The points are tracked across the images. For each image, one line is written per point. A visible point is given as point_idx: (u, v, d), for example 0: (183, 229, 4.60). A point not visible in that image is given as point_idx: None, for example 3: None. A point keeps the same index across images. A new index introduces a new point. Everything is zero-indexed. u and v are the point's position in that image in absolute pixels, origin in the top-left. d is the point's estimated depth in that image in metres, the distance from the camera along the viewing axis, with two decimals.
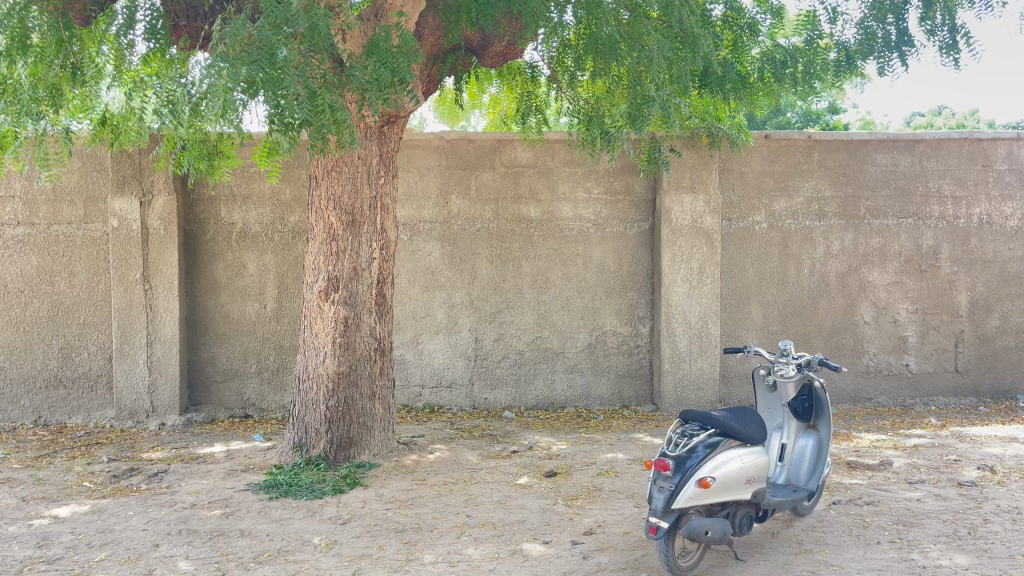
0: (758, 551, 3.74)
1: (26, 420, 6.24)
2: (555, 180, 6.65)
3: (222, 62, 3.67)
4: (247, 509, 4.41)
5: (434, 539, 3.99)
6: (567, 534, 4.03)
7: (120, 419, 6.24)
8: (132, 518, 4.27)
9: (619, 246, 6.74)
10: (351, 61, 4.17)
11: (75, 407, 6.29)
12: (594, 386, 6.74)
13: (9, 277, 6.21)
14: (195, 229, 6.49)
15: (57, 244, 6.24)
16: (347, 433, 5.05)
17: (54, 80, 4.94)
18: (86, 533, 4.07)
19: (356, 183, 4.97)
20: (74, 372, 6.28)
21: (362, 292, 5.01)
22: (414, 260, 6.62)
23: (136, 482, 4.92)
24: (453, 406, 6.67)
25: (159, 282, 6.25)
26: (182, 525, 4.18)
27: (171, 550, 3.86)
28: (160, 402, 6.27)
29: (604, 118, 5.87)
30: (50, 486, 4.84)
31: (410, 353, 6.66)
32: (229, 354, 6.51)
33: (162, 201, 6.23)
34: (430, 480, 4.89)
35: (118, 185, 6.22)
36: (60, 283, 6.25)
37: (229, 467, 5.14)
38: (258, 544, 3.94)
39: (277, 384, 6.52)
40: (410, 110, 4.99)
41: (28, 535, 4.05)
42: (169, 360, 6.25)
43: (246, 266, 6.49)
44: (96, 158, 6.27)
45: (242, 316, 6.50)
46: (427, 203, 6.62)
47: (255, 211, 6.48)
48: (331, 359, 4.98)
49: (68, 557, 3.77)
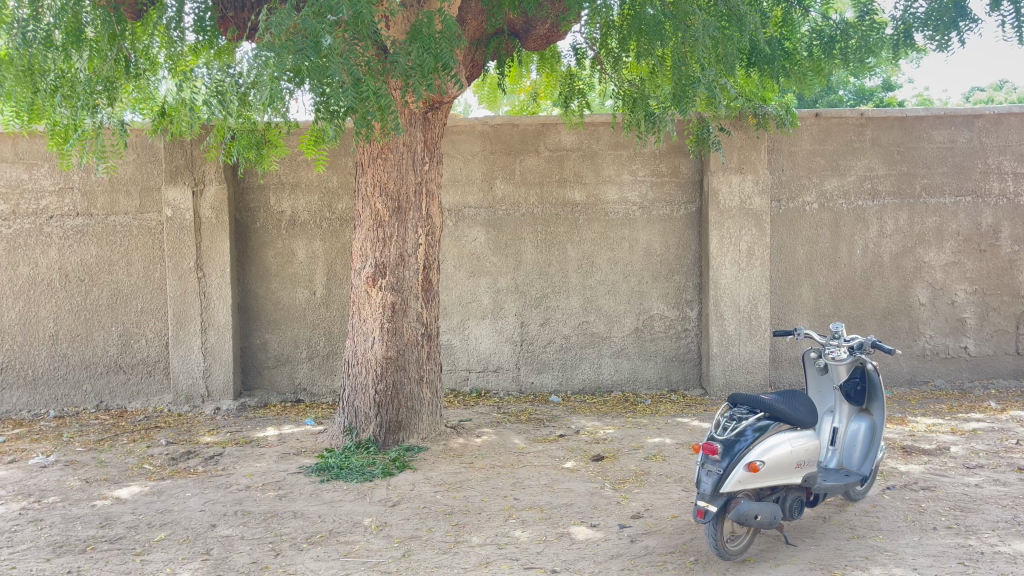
0: (809, 536, 3.69)
1: (88, 405, 6.44)
2: (600, 163, 6.61)
3: (269, 52, 3.75)
4: (300, 491, 4.50)
5: (482, 521, 4.03)
6: (615, 518, 4.02)
7: (177, 404, 6.41)
8: (189, 500, 4.40)
9: (666, 229, 6.67)
10: (395, 48, 4.24)
11: (135, 391, 6.48)
12: (642, 369, 6.71)
13: (69, 267, 6.38)
14: (246, 216, 6.61)
15: (115, 234, 6.40)
16: (396, 416, 5.10)
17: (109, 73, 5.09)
18: (146, 514, 4.21)
19: (402, 170, 5.01)
20: (133, 358, 6.46)
21: (408, 278, 5.05)
22: (459, 245, 6.64)
23: (194, 464, 5.06)
24: (500, 391, 6.70)
25: (212, 269, 6.39)
26: (237, 506, 4.29)
27: (227, 531, 3.98)
28: (215, 387, 6.42)
29: (647, 99, 5.77)
30: (112, 468, 5.00)
31: (456, 338, 6.68)
32: (280, 340, 6.64)
33: (213, 190, 6.37)
34: (478, 463, 4.93)
35: (171, 176, 6.35)
36: (118, 271, 6.42)
37: (282, 451, 5.25)
38: (311, 525, 4.03)
39: (328, 369, 6.64)
40: (453, 96, 5.03)
41: (92, 515, 4.21)
42: (223, 346, 6.41)
43: (296, 253, 6.60)
44: (151, 149, 6.41)
45: (292, 303, 6.62)
46: (472, 189, 6.62)
47: (304, 199, 6.57)
48: (379, 344, 5.04)
49: (129, 537, 3.91)
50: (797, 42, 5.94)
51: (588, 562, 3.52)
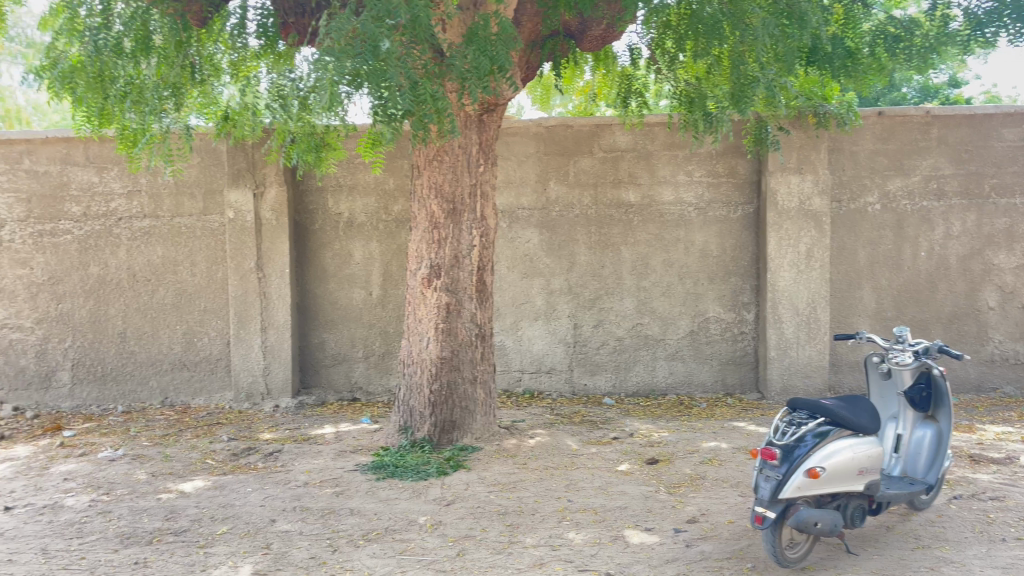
0: (871, 545, 3.60)
1: (154, 401, 6.65)
2: (655, 164, 6.55)
3: (329, 57, 3.87)
4: (356, 488, 4.57)
5: (535, 522, 4.04)
6: (670, 522, 3.99)
7: (238, 401, 6.57)
8: (250, 495, 4.51)
9: (722, 231, 6.58)
10: (452, 51, 4.33)
11: (198, 388, 6.66)
12: (697, 373, 6.64)
13: (137, 267, 6.59)
14: (305, 218, 6.74)
15: (180, 235, 6.59)
16: (450, 416, 5.14)
17: (176, 79, 5.24)
18: (209, 508, 4.33)
19: (457, 172, 5.05)
20: (196, 355, 6.64)
21: (463, 279, 5.09)
22: (513, 246, 6.65)
23: (254, 460, 5.18)
24: (553, 392, 6.69)
25: (272, 270, 6.53)
26: (296, 502, 4.38)
27: (286, 526, 4.06)
28: (274, 385, 6.56)
29: (706, 99, 5.66)
30: (177, 462, 5.15)
31: (509, 339, 6.70)
32: (337, 339, 6.75)
33: (273, 192, 6.51)
34: (531, 464, 4.94)
35: (233, 178, 6.51)
36: (183, 271, 6.60)
37: (339, 448, 5.34)
38: (367, 522, 4.09)
39: (383, 369, 6.73)
40: (509, 98, 5.05)
41: (158, 508, 4.35)
42: (282, 345, 6.55)
43: (353, 254, 6.71)
44: (214, 152, 6.57)
45: (349, 303, 6.73)
46: (525, 190, 6.62)
47: (361, 201, 6.67)
48: (434, 344, 5.09)
49: (193, 530, 4.02)
50: (859, 41, 5.86)
51: (643, 566, 3.50)
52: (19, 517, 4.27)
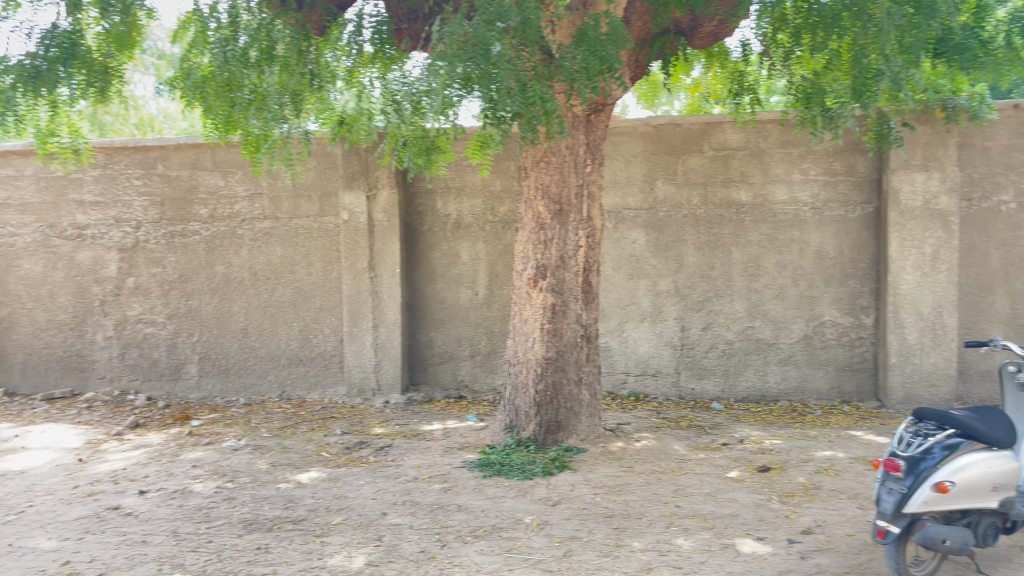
0: (1007, 566, 3.37)
1: (272, 394, 6.96)
2: (768, 162, 6.36)
3: (441, 61, 3.97)
4: (464, 485, 4.65)
5: (642, 527, 3.99)
6: (783, 532, 3.86)
7: (350, 396, 6.79)
8: (363, 488, 4.65)
9: (840, 231, 6.32)
10: (561, 52, 4.35)
11: (313, 383, 6.92)
12: (810, 379, 6.40)
13: (258, 267, 6.91)
14: (415, 219, 6.89)
15: (298, 236, 6.86)
16: (556, 416, 5.14)
17: (296, 86, 5.48)
18: (325, 498, 4.50)
19: (564, 173, 5.05)
20: (311, 351, 6.90)
21: (568, 280, 5.09)
22: (619, 247, 6.59)
23: (366, 454, 5.35)
24: (659, 396, 6.60)
25: (383, 269, 6.72)
26: (406, 496, 4.49)
27: (397, 519, 4.17)
28: (384, 381, 6.75)
29: (824, 95, 5.44)
30: (294, 454, 5.38)
31: (615, 341, 6.65)
32: (445, 338, 6.88)
33: (385, 194, 6.70)
34: (638, 468, 4.88)
35: (347, 181, 6.74)
36: (300, 271, 6.88)
37: (447, 445, 5.44)
38: (475, 519, 4.14)
39: (489, 368, 6.81)
40: (617, 97, 5.03)
41: (277, 496, 4.55)
42: (392, 342, 6.73)
43: (460, 255, 6.82)
44: (329, 156, 6.77)
45: (457, 303, 6.84)
46: (632, 190, 6.55)
47: (468, 202, 6.78)
48: (539, 344, 5.10)
49: (310, 519, 4.19)
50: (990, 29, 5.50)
51: None
52: (152, 500, 4.56)
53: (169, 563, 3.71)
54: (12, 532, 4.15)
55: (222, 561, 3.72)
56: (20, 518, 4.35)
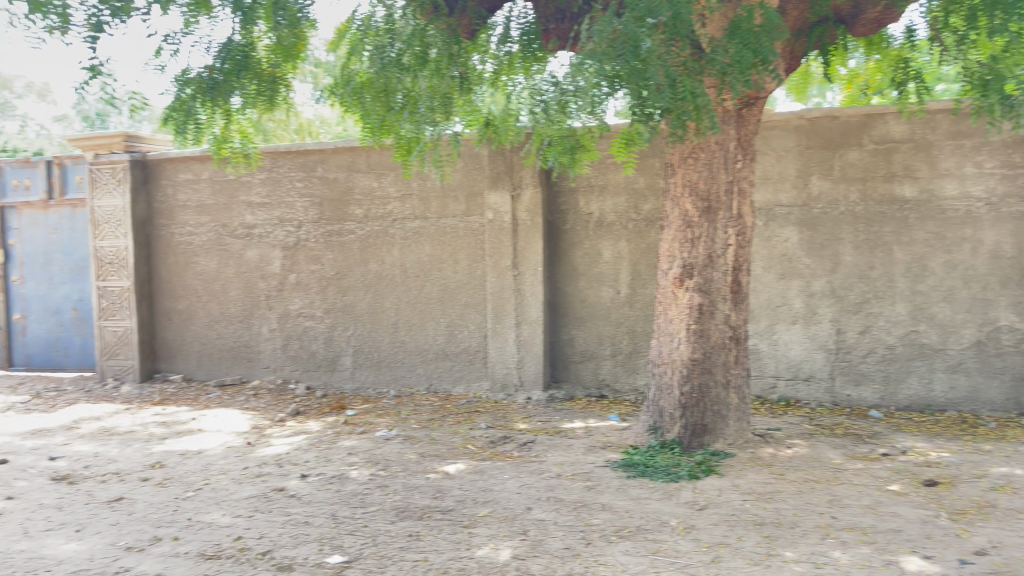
0: None
1: (420, 386, 7.21)
2: (936, 155, 5.94)
3: (591, 59, 4.01)
4: (608, 484, 4.63)
5: (795, 537, 3.83)
6: (953, 551, 3.60)
7: (494, 391, 6.93)
8: (508, 482, 4.74)
9: (1019, 229, 5.81)
10: (713, 45, 4.25)
11: (458, 377, 7.11)
12: (983, 389, 5.93)
13: (407, 264, 7.18)
14: (558, 218, 6.93)
15: (445, 234, 7.07)
16: (702, 419, 5.02)
17: (446, 90, 5.63)
18: (471, 490, 4.62)
19: (713, 169, 4.93)
20: (457, 347, 7.09)
21: (716, 279, 4.96)
22: (769, 246, 6.36)
23: (510, 449, 5.44)
24: (811, 401, 6.31)
25: (526, 267, 6.81)
26: (550, 492, 4.53)
27: (542, 515, 4.22)
28: (527, 378, 6.84)
29: (1004, 80, 4.96)
30: (442, 445, 5.55)
31: (764, 343, 6.42)
32: (587, 336, 6.88)
33: (529, 193, 6.78)
34: (789, 475, 4.70)
35: (493, 181, 6.87)
36: (447, 268, 7.08)
37: (590, 444, 5.44)
38: (619, 519, 4.12)
39: (631, 367, 6.75)
40: (771, 90, 4.86)
41: (427, 486, 4.71)
42: (535, 340, 6.80)
43: (602, 253, 6.80)
44: (476, 157, 6.95)
45: (599, 302, 6.83)
46: (784, 186, 6.30)
47: (612, 201, 6.74)
48: (685, 346, 5.00)
49: (458, 510, 4.31)
50: None
51: None
52: (313, 484, 4.84)
53: (329, 544, 3.93)
54: (192, 507, 4.53)
55: (376, 545, 3.89)
56: (198, 495, 4.74)
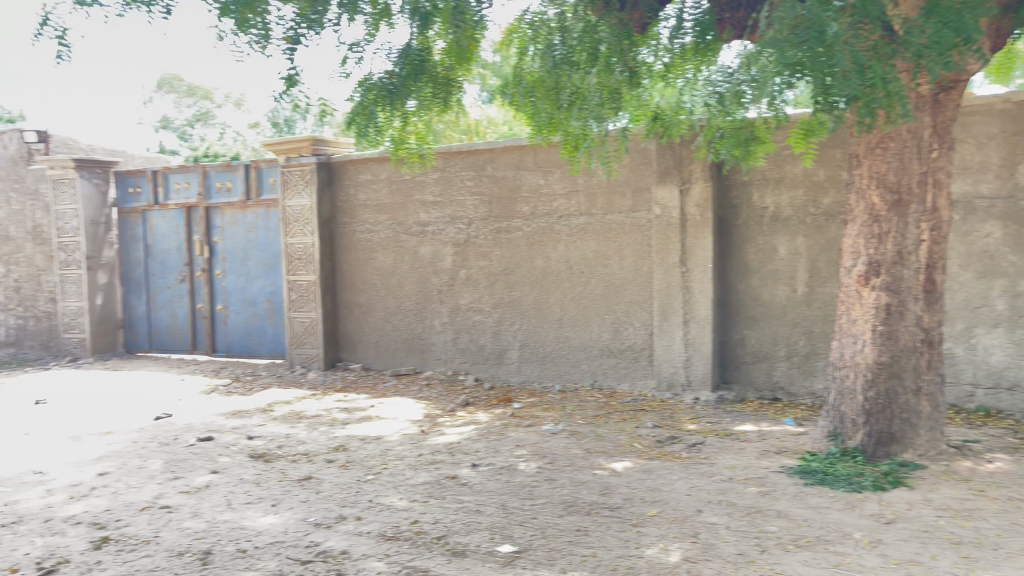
0: None
1: (585, 382, 7.23)
2: None
3: (772, 47, 3.88)
4: (783, 491, 4.44)
5: (1000, 559, 3.50)
6: None
7: (660, 390, 6.82)
8: (677, 482, 4.65)
9: None
10: (907, 26, 3.98)
11: (623, 375, 7.07)
12: None
13: (573, 260, 7.21)
14: (729, 213, 6.70)
15: (611, 230, 7.03)
16: (889, 427, 4.70)
17: (615, 85, 5.59)
18: (640, 489, 4.57)
19: (904, 159, 4.58)
20: (622, 343, 7.05)
21: (907, 278, 4.61)
22: (968, 242, 5.84)
23: (678, 449, 5.34)
24: (1017, 413, 5.73)
25: (695, 264, 6.63)
26: (722, 496, 4.41)
27: (713, 518, 4.11)
28: (695, 377, 6.69)
29: None
30: (608, 442, 5.54)
31: (960, 347, 5.91)
32: (759, 336, 6.62)
33: (699, 188, 6.59)
34: (991, 492, 4.29)
35: (661, 176, 6.73)
36: (612, 265, 7.05)
37: (763, 448, 5.24)
38: (797, 528, 3.94)
39: (808, 370, 6.44)
40: (973, 72, 4.45)
41: (594, 482, 4.72)
42: (703, 339, 6.63)
43: (777, 249, 6.52)
44: (644, 152, 6.86)
45: (773, 300, 6.55)
46: (987, 176, 5.76)
47: (788, 194, 6.45)
48: (870, 348, 4.71)
49: (626, 508, 4.29)
50: None
51: None
52: (483, 474, 4.98)
53: (500, 533, 4.03)
54: (372, 490, 4.80)
55: (546, 537, 3.95)
56: (379, 478, 5.01)
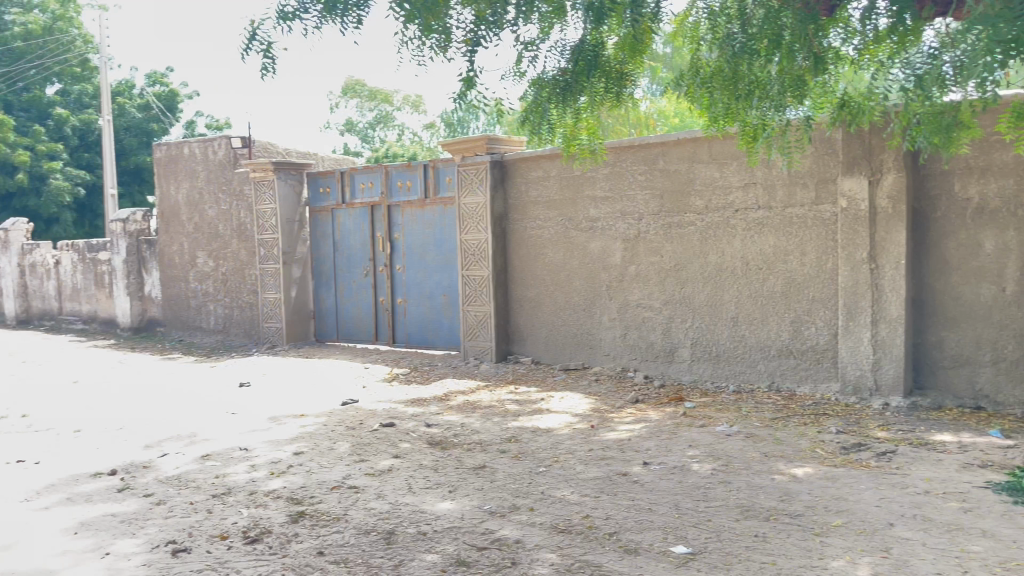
0: None
1: (761, 383, 6.95)
2: None
3: (985, 23, 3.87)
4: (989, 508, 4.06)
5: None
6: None
7: (845, 394, 6.43)
8: (865, 493, 4.38)
9: None
10: None
11: (803, 376, 6.74)
12: None
13: (750, 256, 6.95)
14: (926, 206, 6.20)
15: (792, 225, 6.71)
16: None
17: (799, 73, 5.27)
18: (823, 497, 4.34)
19: None
20: (803, 344, 6.71)
21: None
22: None
23: (866, 458, 5.02)
24: None
25: (886, 260, 6.17)
26: (917, 510, 4.10)
27: (907, 533, 3.83)
28: (885, 382, 6.24)
29: None
30: (788, 447, 5.30)
31: None
32: (960, 339, 6.09)
33: (892, 178, 6.11)
34: None
35: (849, 166, 6.30)
36: (793, 261, 6.72)
37: (964, 460, 4.82)
38: (1006, 549, 3.59)
39: (1017, 377, 5.85)
40: None
41: (773, 487, 4.54)
42: (895, 340, 6.16)
43: (983, 245, 5.97)
44: (829, 141, 6.48)
45: (977, 300, 6.00)
46: None
47: (996, 183, 5.88)
48: None
49: (809, 516, 4.09)
50: None
51: None
52: (656, 472, 4.92)
53: (674, 534, 3.97)
54: (545, 482, 4.87)
55: (722, 541, 3.84)
56: (551, 470, 5.08)
